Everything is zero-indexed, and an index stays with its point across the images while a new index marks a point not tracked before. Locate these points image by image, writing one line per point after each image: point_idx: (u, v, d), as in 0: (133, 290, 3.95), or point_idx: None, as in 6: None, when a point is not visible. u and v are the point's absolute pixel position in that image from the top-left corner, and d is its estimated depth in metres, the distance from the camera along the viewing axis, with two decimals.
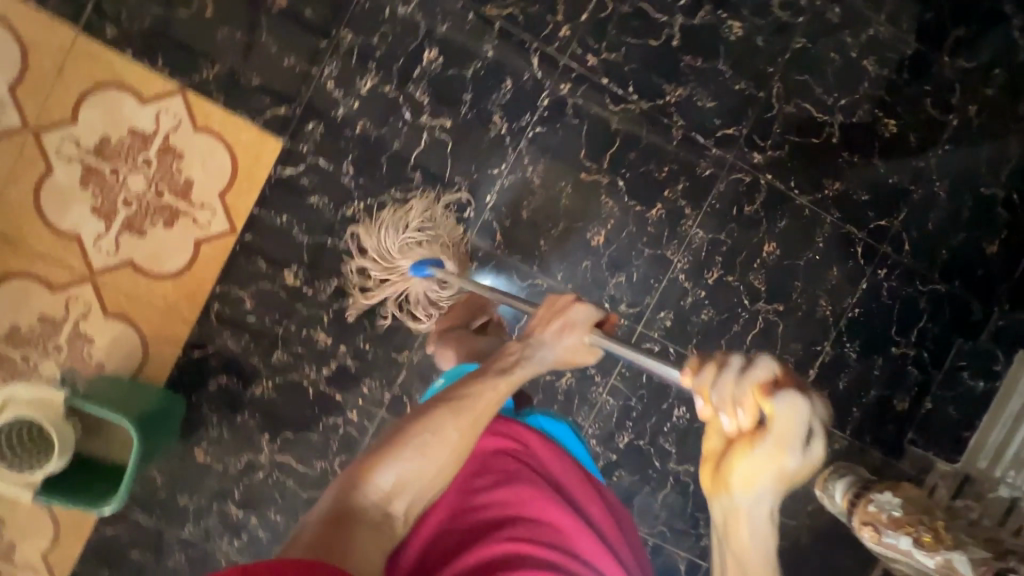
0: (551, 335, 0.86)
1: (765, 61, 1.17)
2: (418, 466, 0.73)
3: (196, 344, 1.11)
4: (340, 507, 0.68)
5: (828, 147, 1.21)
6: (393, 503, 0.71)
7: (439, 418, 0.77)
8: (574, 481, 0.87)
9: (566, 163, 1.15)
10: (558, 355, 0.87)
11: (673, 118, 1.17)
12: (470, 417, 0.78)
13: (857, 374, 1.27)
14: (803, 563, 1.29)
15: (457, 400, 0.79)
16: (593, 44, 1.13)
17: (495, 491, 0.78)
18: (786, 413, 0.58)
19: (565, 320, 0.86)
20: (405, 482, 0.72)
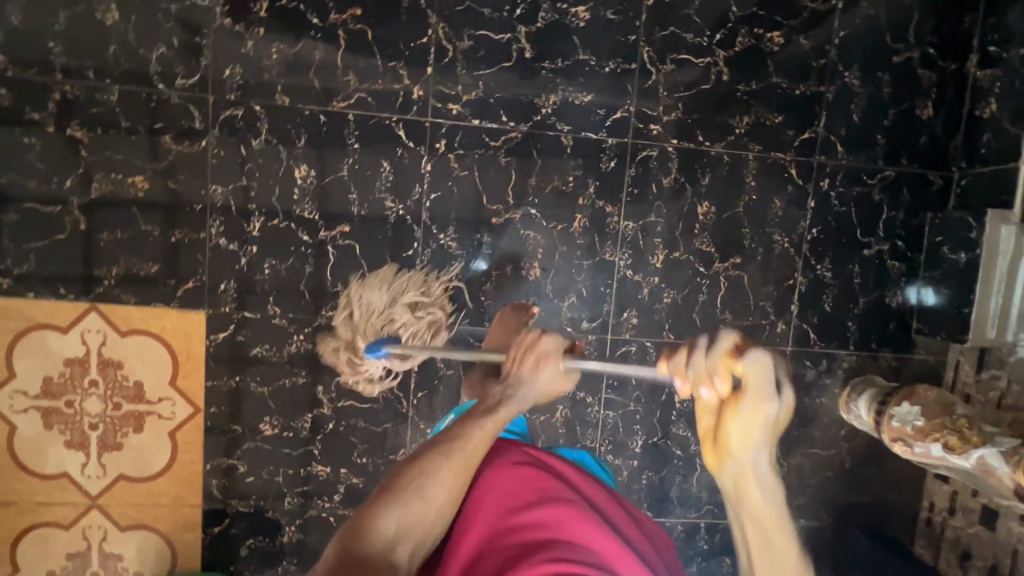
0: (526, 373, 0.83)
1: (624, 31, 1.12)
2: (419, 512, 0.69)
3: (212, 521, 1.15)
4: (345, 555, 0.62)
5: (722, 86, 1.15)
6: (397, 550, 0.65)
7: (434, 463, 0.73)
8: (606, 505, 0.78)
9: (473, 214, 1.13)
10: (540, 390, 0.83)
11: (558, 127, 1.13)
12: (462, 458, 0.75)
13: (840, 290, 1.23)
14: (855, 483, 1.29)
15: (446, 443, 0.76)
16: (449, 91, 1.10)
17: (530, 514, 0.70)
18: (754, 376, 0.53)
19: (538, 354, 0.83)
20: (407, 528, 0.67)
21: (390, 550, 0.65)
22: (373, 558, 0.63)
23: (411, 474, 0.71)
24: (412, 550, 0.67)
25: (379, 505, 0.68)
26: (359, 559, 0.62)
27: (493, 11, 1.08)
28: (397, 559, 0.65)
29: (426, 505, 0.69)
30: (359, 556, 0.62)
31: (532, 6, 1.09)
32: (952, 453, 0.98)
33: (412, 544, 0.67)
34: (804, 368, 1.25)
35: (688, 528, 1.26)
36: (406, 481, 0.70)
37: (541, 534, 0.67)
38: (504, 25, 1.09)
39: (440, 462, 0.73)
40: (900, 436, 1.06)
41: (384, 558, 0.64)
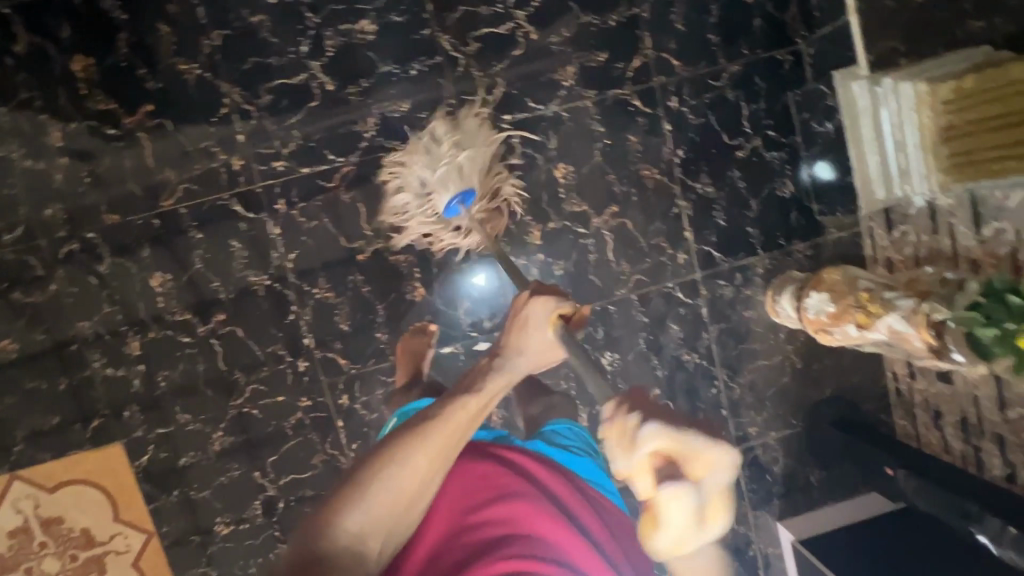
0: (515, 340, 0.76)
1: (415, 28, 1.08)
2: (396, 493, 0.59)
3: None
4: (310, 551, 0.53)
5: (533, 45, 1.11)
6: (367, 543, 0.56)
7: (413, 442, 0.62)
8: (572, 499, 0.74)
9: (337, 259, 1.11)
10: (530, 360, 0.75)
11: (388, 145, 1.10)
12: (440, 438, 0.63)
13: (728, 199, 1.19)
14: (812, 378, 1.27)
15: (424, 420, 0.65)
16: (269, 150, 1.08)
17: (486, 512, 0.65)
18: (672, 500, 0.51)
19: (523, 320, 0.76)
20: (380, 517, 0.57)
21: (361, 534, 0.56)
22: (343, 554, 0.54)
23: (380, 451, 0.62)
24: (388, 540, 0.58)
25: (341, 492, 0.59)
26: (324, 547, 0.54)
27: (280, 58, 1.06)
28: (370, 552, 0.56)
29: (402, 494, 0.59)
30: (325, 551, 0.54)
31: (315, 39, 1.06)
32: (865, 330, 0.94)
33: (390, 529, 0.58)
34: (722, 288, 1.22)
35: None
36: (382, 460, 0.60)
37: (499, 535, 0.63)
38: (296, 67, 1.06)
39: (418, 442, 0.62)
40: (821, 327, 1.03)
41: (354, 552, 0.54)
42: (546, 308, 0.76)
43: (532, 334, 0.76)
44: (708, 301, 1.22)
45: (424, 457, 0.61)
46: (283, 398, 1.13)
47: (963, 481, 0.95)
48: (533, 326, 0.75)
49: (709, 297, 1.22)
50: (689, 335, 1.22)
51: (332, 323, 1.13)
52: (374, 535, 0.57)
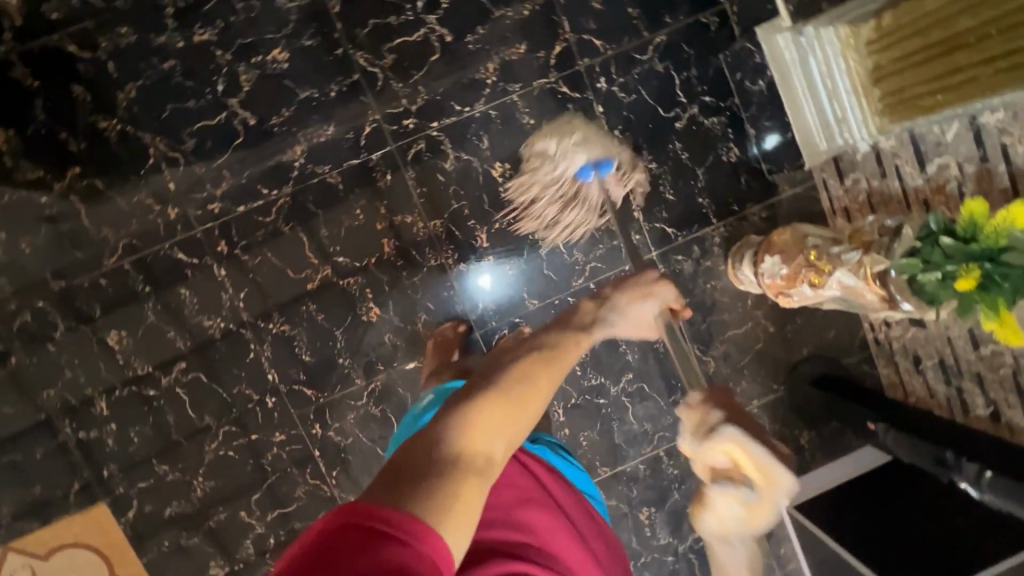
0: (632, 304, 0.73)
1: (328, 49, 1.07)
2: (517, 408, 0.58)
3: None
4: (439, 445, 0.52)
5: (450, 48, 1.09)
6: (494, 449, 0.55)
7: (529, 365, 0.62)
8: (576, 514, 0.77)
9: (288, 290, 1.11)
10: (630, 327, 0.74)
11: (319, 170, 1.09)
12: (559, 371, 0.64)
13: (674, 173, 1.17)
14: (786, 340, 1.24)
15: (547, 351, 0.65)
16: (202, 194, 1.07)
17: (509, 511, 0.67)
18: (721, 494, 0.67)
19: (649, 290, 0.74)
20: (504, 427, 0.56)
21: (488, 448, 0.54)
22: (472, 454, 0.53)
23: (507, 367, 0.62)
24: (508, 448, 0.57)
25: (474, 394, 0.57)
26: (456, 451, 0.52)
27: (198, 100, 1.05)
28: (494, 458, 0.54)
29: (525, 414, 0.59)
30: (455, 449, 0.52)
31: (229, 75, 1.05)
32: (820, 289, 0.92)
33: (510, 440, 0.57)
34: (681, 263, 1.20)
35: (651, 462, 1.24)
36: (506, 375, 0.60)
37: (517, 535, 0.65)
38: (215, 108, 1.06)
39: (535, 369, 0.62)
40: (779, 291, 1.00)
41: (482, 456, 0.53)
42: (670, 292, 0.75)
43: (650, 308, 0.74)
44: (668, 279, 1.20)
45: (545, 377, 0.62)
46: (256, 436, 1.14)
47: (937, 429, 0.93)
48: (655, 301, 0.74)
49: (669, 273, 1.20)
50: None
51: (293, 355, 1.12)
52: (498, 444, 0.55)
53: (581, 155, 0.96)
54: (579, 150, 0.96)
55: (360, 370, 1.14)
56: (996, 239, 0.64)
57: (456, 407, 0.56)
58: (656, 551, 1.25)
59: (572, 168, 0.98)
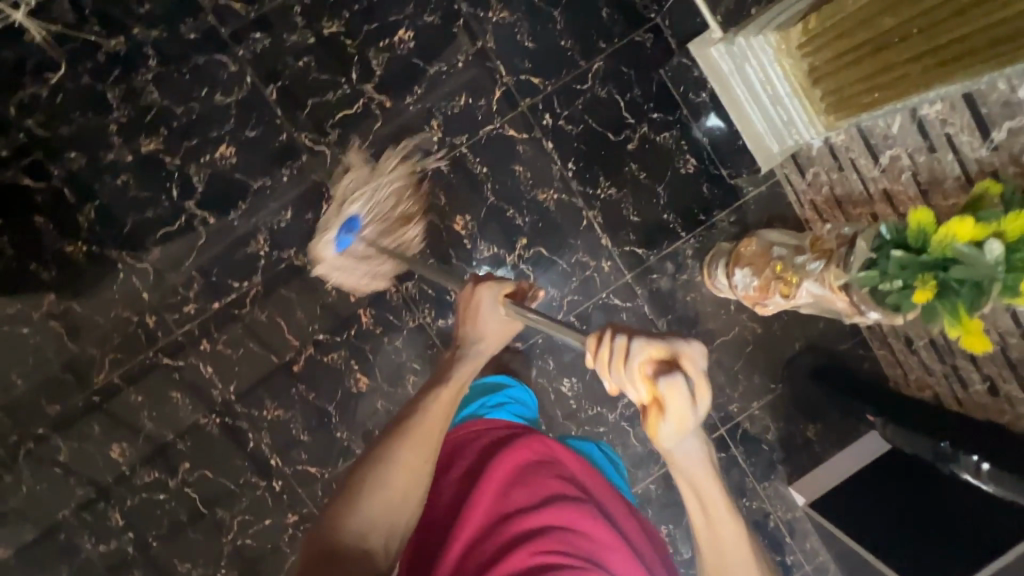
0: (471, 329, 0.86)
1: (272, 136, 1.08)
2: (385, 493, 0.68)
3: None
4: (321, 551, 0.63)
5: (391, 113, 1.10)
6: (370, 538, 0.65)
7: (395, 444, 0.72)
8: (612, 502, 0.78)
9: (275, 375, 1.13)
10: (488, 342, 0.86)
11: (285, 254, 1.11)
12: (416, 437, 0.73)
13: (634, 194, 1.17)
14: (775, 337, 1.24)
15: (399, 426, 0.75)
16: (175, 298, 1.09)
17: (538, 501, 0.70)
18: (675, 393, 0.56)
19: (476, 304, 0.85)
20: (375, 516, 0.66)
21: (363, 540, 0.64)
22: (348, 549, 0.63)
23: (368, 457, 0.72)
24: (387, 533, 0.66)
25: (344, 497, 0.68)
26: (334, 549, 0.63)
27: (156, 208, 1.07)
28: (372, 547, 0.64)
29: (394, 491, 0.68)
30: (332, 548, 0.63)
31: (181, 179, 1.07)
32: (791, 300, 0.91)
33: (385, 525, 0.66)
34: (658, 281, 1.19)
35: (661, 480, 1.24)
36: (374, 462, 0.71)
37: (547, 521, 0.67)
38: (173, 213, 1.07)
39: (400, 443, 0.72)
40: (755, 301, 0.99)
41: (358, 548, 0.63)
42: (496, 288, 0.84)
43: (486, 316, 0.85)
44: (647, 298, 1.19)
45: (404, 451, 0.71)
46: (269, 521, 1.15)
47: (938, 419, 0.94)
48: (484, 311, 0.84)
49: (647, 293, 1.19)
50: None
51: (291, 436, 1.14)
52: (372, 532, 0.65)
53: (353, 207, 1.02)
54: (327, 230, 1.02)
55: (359, 441, 1.15)
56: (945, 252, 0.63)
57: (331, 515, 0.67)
58: (682, 566, 1.25)
59: (332, 237, 1.03)
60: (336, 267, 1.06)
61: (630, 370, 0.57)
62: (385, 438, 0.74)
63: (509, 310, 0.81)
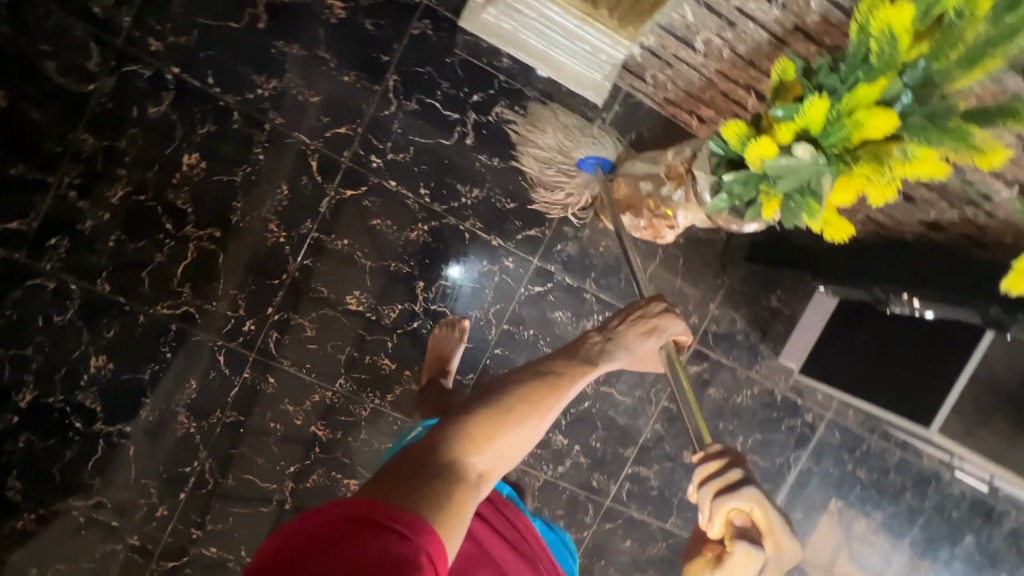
0: (634, 336, 0.79)
1: (132, 323, 1.03)
2: (514, 432, 0.66)
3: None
4: (436, 458, 0.60)
5: (226, 239, 1.04)
6: (486, 468, 0.63)
7: (536, 385, 0.70)
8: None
9: (275, 522, 1.14)
10: (633, 355, 0.80)
11: (214, 418, 1.08)
12: (566, 391, 0.72)
13: (499, 183, 1.11)
14: (699, 238, 1.20)
15: (552, 372, 0.72)
16: (143, 509, 1.08)
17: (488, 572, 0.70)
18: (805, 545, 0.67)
19: (649, 324, 0.81)
20: (499, 454, 0.64)
21: (480, 466, 0.62)
22: (460, 467, 0.61)
23: (510, 387, 0.69)
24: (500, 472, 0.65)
25: (472, 413, 0.65)
26: (449, 464, 0.60)
27: (70, 448, 1.04)
28: (482, 473, 0.62)
29: (526, 436, 0.67)
30: (446, 461, 0.60)
31: (76, 408, 1.03)
32: (676, 226, 0.91)
33: (501, 462, 0.64)
34: (565, 250, 1.15)
35: (662, 415, 1.26)
36: (508, 399, 0.67)
37: None
38: (89, 442, 1.04)
39: (544, 389, 0.70)
40: (654, 235, 0.94)
41: (472, 471, 0.61)
42: (675, 325, 0.83)
43: (657, 339, 0.81)
44: (563, 271, 1.16)
45: (551, 395, 0.70)
46: None
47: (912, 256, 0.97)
48: (658, 335, 0.81)
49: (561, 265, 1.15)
50: (575, 308, 1.17)
51: None
52: (489, 459, 0.63)
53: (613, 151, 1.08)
54: (590, 144, 1.07)
55: None
56: (777, 168, 0.71)
57: (453, 425, 0.64)
58: None
59: (578, 156, 1.08)
60: (551, 126, 1.07)
61: (720, 505, 0.63)
62: (534, 375, 0.71)
63: (666, 355, 0.83)
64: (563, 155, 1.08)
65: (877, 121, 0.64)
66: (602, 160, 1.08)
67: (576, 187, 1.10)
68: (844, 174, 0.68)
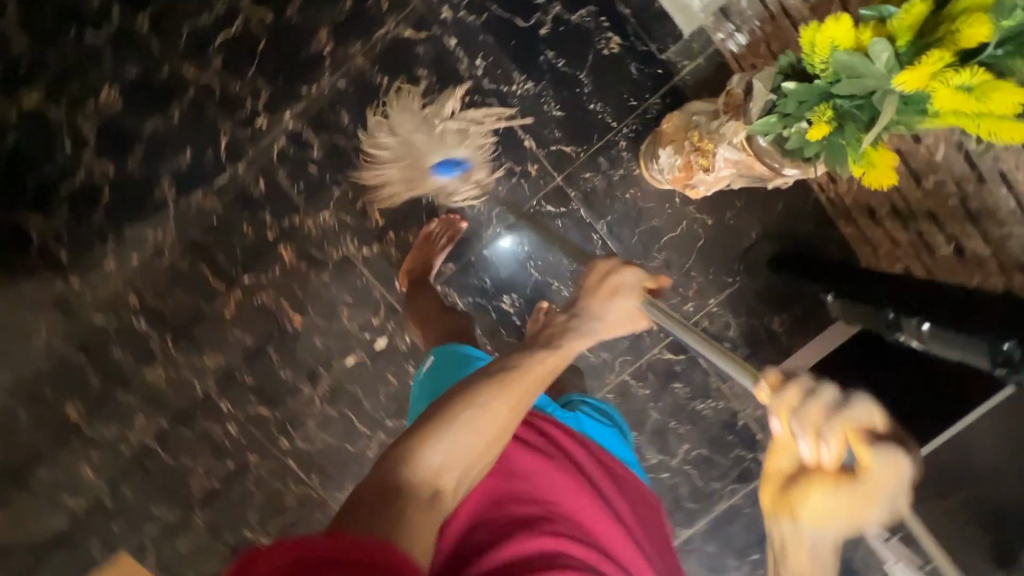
0: (598, 304, 0.73)
1: (155, 72, 1.02)
2: (473, 432, 0.58)
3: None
4: (384, 476, 0.53)
5: (275, 29, 1.02)
6: (443, 479, 0.55)
7: (487, 389, 0.61)
8: (600, 472, 0.73)
9: (208, 324, 1.12)
10: (604, 323, 0.73)
11: (194, 197, 1.07)
12: (520, 390, 0.62)
13: (554, 85, 1.06)
14: (730, 229, 1.13)
15: (501, 372, 0.64)
16: (93, 254, 1.08)
17: (529, 480, 0.65)
18: (885, 468, 0.46)
19: (615, 286, 0.74)
20: (458, 456, 0.56)
21: (435, 481, 0.54)
22: (415, 483, 0.53)
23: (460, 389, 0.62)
24: (462, 477, 0.56)
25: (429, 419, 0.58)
26: (402, 483, 0.52)
27: (52, 164, 1.03)
28: (440, 489, 0.54)
29: (483, 435, 0.58)
30: (399, 482, 0.52)
31: (73, 130, 1.02)
32: (713, 173, 0.84)
33: (461, 473, 0.56)
34: (592, 181, 1.10)
35: (619, 388, 1.22)
36: (457, 403, 0.59)
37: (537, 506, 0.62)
38: (70, 167, 1.03)
39: (500, 388, 0.61)
40: (683, 183, 0.90)
41: (425, 487, 0.53)
42: (638, 276, 0.74)
43: (622, 299, 0.73)
44: (582, 202, 1.11)
45: (502, 398, 0.61)
46: (232, 463, 1.18)
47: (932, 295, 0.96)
48: (623, 294, 0.73)
49: (581, 196, 1.10)
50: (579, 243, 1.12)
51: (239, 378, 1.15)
52: (448, 471, 0.55)
53: (463, 149, 1.07)
54: (438, 146, 1.05)
55: (307, 378, 1.15)
56: (833, 76, 0.64)
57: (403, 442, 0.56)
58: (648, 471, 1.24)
59: (431, 162, 1.06)
60: (396, 121, 1.04)
61: (829, 425, 0.46)
62: (481, 380, 0.63)
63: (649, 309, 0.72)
64: (413, 158, 1.06)
65: (974, 28, 0.56)
66: (452, 158, 1.06)
67: (440, 189, 1.08)
68: (914, 67, 0.57)
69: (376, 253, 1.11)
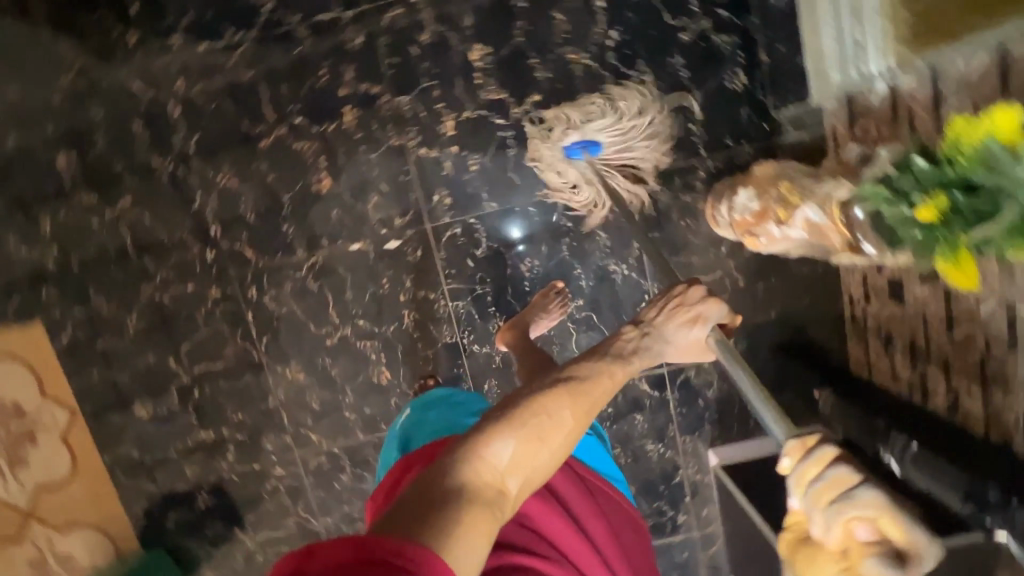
0: (671, 328, 0.66)
1: None
2: (537, 441, 0.55)
3: (144, 519, 1.21)
4: (444, 478, 0.50)
5: None
6: (507, 480, 0.53)
7: (555, 395, 0.58)
8: (580, 492, 0.70)
9: (239, 145, 1.08)
10: (675, 353, 0.67)
11: (287, 19, 1.03)
12: (589, 401, 0.59)
13: (668, 92, 1.07)
14: (756, 298, 1.15)
15: (573, 379, 0.60)
16: (164, 23, 1.03)
17: None
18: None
19: (695, 321, 0.66)
20: (526, 459, 0.54)
21: (500, 481, 0.52)
22: (480, 484, 0.51)
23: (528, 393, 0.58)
24: (524, 482, 0.54)
25: (496, 420, 0.55)
26: (462, 484, 0.50)
27: None
28: (505, 487, 0.52)
29: (548, 442, 0.56)
30: (461, 484, 0.50)
31: None
32: (786, 228, 0.83)
33: (527, 474, 0.54)
34: (656, 194, 1.11)
35: None
36: (525, 409, 0.56)
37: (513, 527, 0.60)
38: None
39: (568, 397, 0.58)
40: (746, 229, 0.91)
41: (491, 486, 0.51)
42: (721, 310, 0.67)
43: (694, 337, 0.67)
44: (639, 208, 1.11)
45: (569, 405, 0.58)
46: (192, 288, 1.12)
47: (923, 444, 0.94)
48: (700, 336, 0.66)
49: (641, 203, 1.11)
50: (618, 244, 1.12)
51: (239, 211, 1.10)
52: (513, 474, 0.53)
53: (603, 135, 1.03)
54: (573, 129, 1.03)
55: (305, 242, 1.11)
56: (972, 165, 0.54)
57: (467, 439, 0.53)
58: None
59: (565, 143, 1.04)
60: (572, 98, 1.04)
61: (832, 515, 0.40)
62: (553, 384, 0.59)
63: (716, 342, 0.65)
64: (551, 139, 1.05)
65: None
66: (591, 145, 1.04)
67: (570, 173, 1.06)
68: None
69: (431, 159, 1.09)
